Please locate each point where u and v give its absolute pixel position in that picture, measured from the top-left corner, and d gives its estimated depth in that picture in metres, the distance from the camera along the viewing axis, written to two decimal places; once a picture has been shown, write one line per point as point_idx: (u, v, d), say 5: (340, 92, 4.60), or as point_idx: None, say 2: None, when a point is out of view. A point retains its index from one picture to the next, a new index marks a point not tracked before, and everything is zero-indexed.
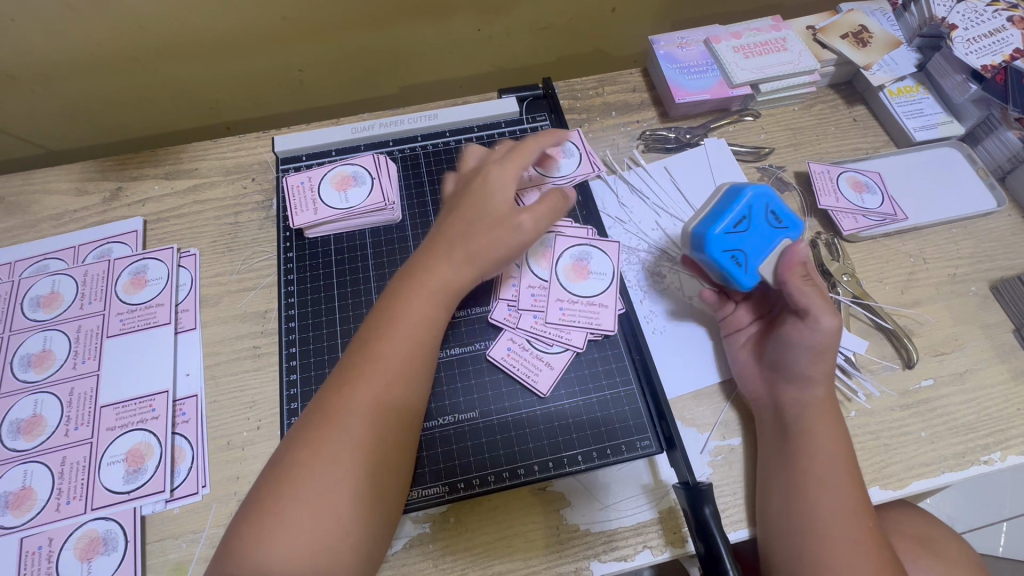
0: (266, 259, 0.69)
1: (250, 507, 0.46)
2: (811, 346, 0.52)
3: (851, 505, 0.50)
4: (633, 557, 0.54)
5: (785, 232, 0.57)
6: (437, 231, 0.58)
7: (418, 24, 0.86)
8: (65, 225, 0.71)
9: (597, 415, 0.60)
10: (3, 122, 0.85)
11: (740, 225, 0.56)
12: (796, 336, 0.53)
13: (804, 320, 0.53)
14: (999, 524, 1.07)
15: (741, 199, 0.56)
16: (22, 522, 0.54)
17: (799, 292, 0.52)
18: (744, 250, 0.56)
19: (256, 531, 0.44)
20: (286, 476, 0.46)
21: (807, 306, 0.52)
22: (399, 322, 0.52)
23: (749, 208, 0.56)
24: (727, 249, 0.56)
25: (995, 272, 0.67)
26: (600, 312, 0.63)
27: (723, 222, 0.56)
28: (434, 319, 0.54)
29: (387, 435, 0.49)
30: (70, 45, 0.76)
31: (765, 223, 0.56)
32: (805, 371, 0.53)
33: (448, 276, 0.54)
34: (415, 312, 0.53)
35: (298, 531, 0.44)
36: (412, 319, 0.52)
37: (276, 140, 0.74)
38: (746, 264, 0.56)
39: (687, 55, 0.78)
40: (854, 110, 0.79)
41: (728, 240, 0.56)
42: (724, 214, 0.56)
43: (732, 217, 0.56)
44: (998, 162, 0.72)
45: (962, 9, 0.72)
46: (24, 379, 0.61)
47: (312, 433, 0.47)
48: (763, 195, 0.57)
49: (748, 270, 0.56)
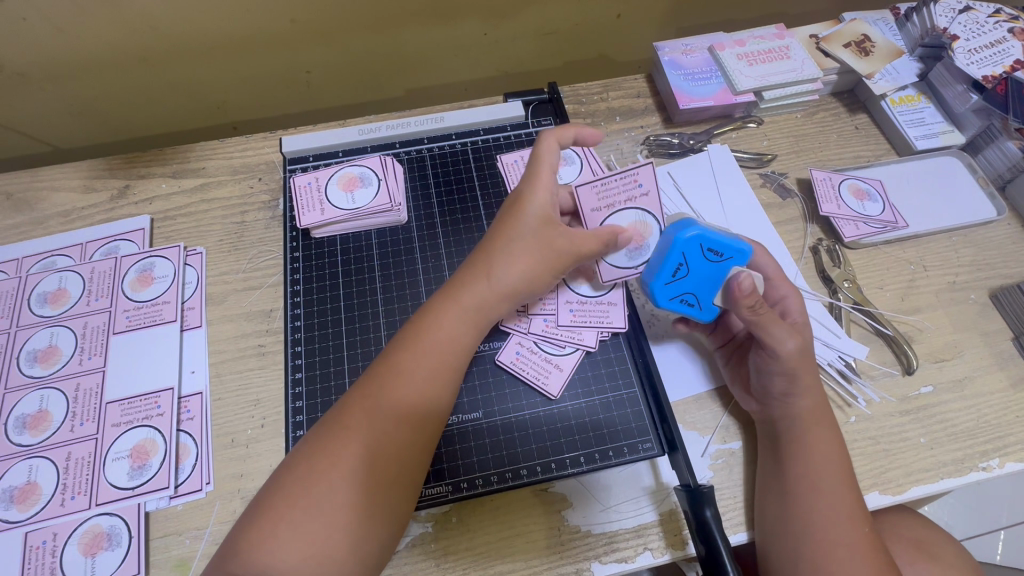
0: (272, 258, 0.69)
1: (243, 523, 0.45)
2: (781, 370, 0.52)
3: (849, 511, 0.51)
4: (634, 558, 0.54)
5: (728, 263, 0.55)
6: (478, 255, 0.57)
7: (426, 28, 0.87)
8: (72, 222, 0.72)
9: (599, 417, 0.60)
10: (12, 121, 0.86)
11: (680, 272, 0.56)
12: (763, 363, 0.54)
13: (765, 349, 0.53)
14: (996, 532, 1.07)
15: (676, 245, 0.55)
16: (27, 516, 0.54)
17: (751, 324, 0.52)
18: (693, 291, 0.56)
19: (263, 549, 0.43)
20: (281, 499, 0.45)
21: (766, 337, 0.51)
22: (413, 354, 0.51)
23: (682, 254, 0.55)
24: (674, 297, 0.57)
25: (995, 280, 0.68)
26: (609, 311, 0.63)
27: (660, 275, 0.56)
28: (450, 351, 0.53)
29: (393, 456, 0.47)
30: (82, 44, 0.76)
31: (702, 262, 0.55)
32: (781, 389, 0.53)
33: (479, 306, 0.54)
34: (432, 348, 0.52)
35: (294, 560, 0.42)
36: (428, 353, 0.51)
37: (284, 141, 0.74)
38: (699, 304, 0.57)
39: (691, 62, 0.79)
40: (855, 118, 0.80)
41: (672, 289, 0.56)
42: (662, 266, 0.56)
43: (670, 267, 0.56)
44: (998, 172, 0.72)
45: (963, 20, 0.73)
46: (30, 374, 0.61)
47: (311, 448, 0.47)
48: (697, 235, 0.55)
49: (703, 306, 0.57)
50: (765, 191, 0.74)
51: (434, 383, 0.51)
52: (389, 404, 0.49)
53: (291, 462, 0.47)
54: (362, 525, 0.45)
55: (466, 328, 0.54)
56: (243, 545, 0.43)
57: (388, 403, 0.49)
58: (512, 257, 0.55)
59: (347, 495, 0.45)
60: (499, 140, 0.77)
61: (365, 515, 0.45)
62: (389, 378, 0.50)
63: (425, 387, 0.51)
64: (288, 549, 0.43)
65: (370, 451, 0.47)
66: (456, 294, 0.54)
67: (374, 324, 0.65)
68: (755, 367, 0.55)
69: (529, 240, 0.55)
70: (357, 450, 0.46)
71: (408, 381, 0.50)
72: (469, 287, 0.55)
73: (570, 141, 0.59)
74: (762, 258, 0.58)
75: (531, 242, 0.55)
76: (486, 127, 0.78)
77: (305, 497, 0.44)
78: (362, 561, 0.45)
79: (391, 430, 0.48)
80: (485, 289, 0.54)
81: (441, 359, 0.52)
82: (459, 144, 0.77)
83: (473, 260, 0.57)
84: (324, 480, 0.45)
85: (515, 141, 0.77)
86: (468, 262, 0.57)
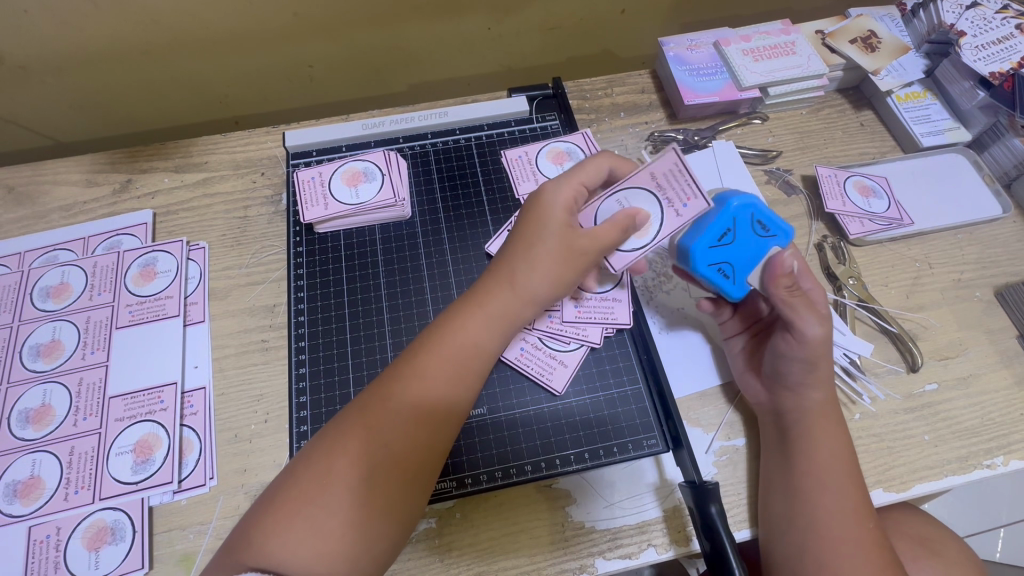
0: (275, 254, 0.69)
1: (249, 520, 0.45)
2: (803, 358, 0.53)
3: (854, 507, 0.51)
4: (637, 555, 0.54)
5: (772, 240, 0.54)
6: (503, 254, 0.57)
7: (429, 23, 0.86)
8: (74, 217, 0.71)
9: (604, 414, 0.60)
10: (13, 114, 0.86)
11: (725, 237, 0.54)
12: (786, 349, 0.53)
13: (791, 332, 0.53)
14: (996, 530, 1.07)
15: (725, 211, 0.53)
16: (31, 510, 0.54)
17: (783, 307, 0.52)
18: (732, 261, 0.54)
19: (268, 551, 0.42)
20: (295, 495, 0.44)
21: (794, 322, 0.52)
22: (433, 354, 0.51)
23: (733, 218, 0.53)
24: (713, 264, 0.54)
25: (1000, 278, 0.68)
26: (614, 307, 0.63)
27: (705, 238, 0.54)
28: (473, 353, 0.52)
29: (404, 457, 0.47)
30: (85, 38, 0.76)
31: (749, 232, 0.54)
32: (798, 379, 0.53)
33: (502, 308, 0.54)
34: (455, 350, 0.52)
35: (299, 560, 0.42)
36: (448, 356, 0.51)
37: (287, 135, 0.74)
38: (734, 276, 0.55)
39: (697, 57, 0.78)
40: (861, 115, 0.79)
41: (714, 254, 0.54)
42: (708, 228, 0.54)
43: (717, 230, 0.54)
44: (1004, 169, 0.72)
45: (971, 16, 0.72)
46: (33, 369, 0.61)
47: (325, 446, 0.47)
48: (749, 203, 0.53)
49: (736, 280, 0.55)
50: (771, 187, 0.74)
51: (454, 386, 0.51)
52: (411, 405, 0.48)
53: (307, 457, 0.47)
54: (377, 525, 0.45)
55: (490, 332, 0.53)
56: (247, 545, 0.43)
57: (411, 404, 0.49)
58: (534, 260, 0.54)
59: (355, 498, 0.44)
60: (503, 135, 0.77)
61: (379, 514, 0.45)
62: (411, 378, 0.50)
63: (447, 388, 0.50)
64: (293, 552, 0.42)
65: (391, 453, 0.46)
66: (480, 297, 0.54)
67: (379, 319, 0.65)
68: (772, 355, 0.55)
69: (555, 241, 0.54)
70: (369, 452, 0.46)
71: (430, 382, 0.50)
72: (490, 291, 0.54)
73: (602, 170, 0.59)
74: None
75: (557, 243, 0.55)
76: (490, 122, 0.78)
77: (320, 495, 0.44)
78: (376, 560, 0.45)
79: (411, 430, 0.48)
80: (507, 291, 0.54)
81: (463, 362, 0.52)
82: (463, 140, 0.77)
83: (497, 265, 0.57)
84: (341, 480, 0.45)
85: (519, 136, 0.77)
86: (491, 265, 0.57)
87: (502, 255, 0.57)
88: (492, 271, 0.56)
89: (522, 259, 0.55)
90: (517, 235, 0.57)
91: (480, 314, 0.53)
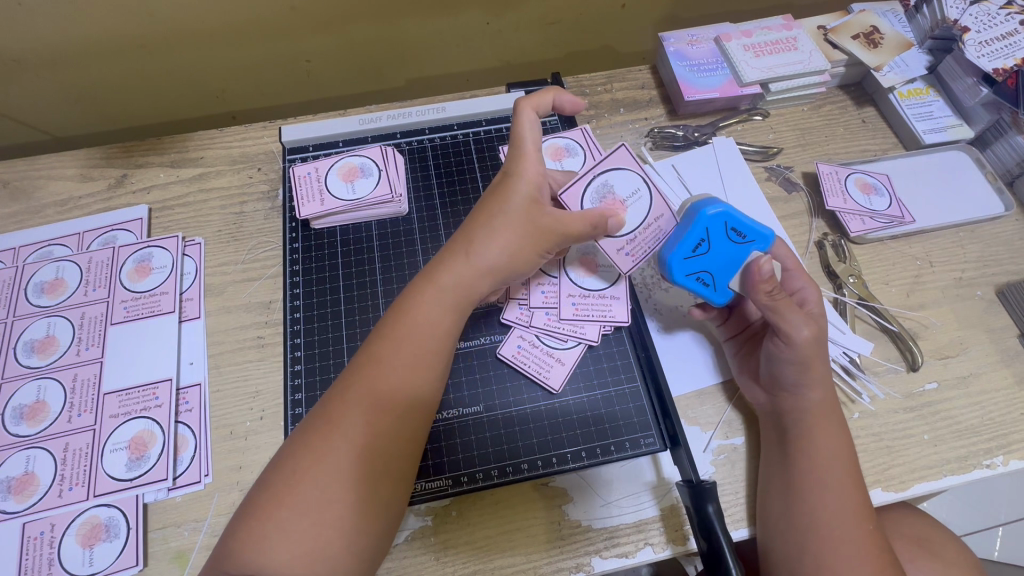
0: (270, 250, 0.69)
1: (239, 521, 0.45)
2: (793, 360, 0.52)
3: (852, 508, 0.50)
4: (633, 553, 0.54)
5: (751, 245, 0.54)
6: (467, 233, 0.56)
7: (428, 17, 0.86)
8: (69, 212, 0.71)
9: (601, 412, 0.60)
10: (7, 108, 0.85)
11: (700, 248, 0.55)
12: (777, 351, 0.53)
13: (779, 336, 0.52)
14: (995, 529, 1.07)
15: (700, 221, 0.54)
16: (24, 507, 0.54)
17: (769, 312, 0.51)
18: (711, 270, 0.55)
19: (256, 554, 0.42)
20: (283, 496, 0.44)
21: (781, 325, 0.51)
22: (396, 338, 0.51)
23: (707, 230, 0.54)
24: (691, 273, 0.56)
25: (1001, 276, 0.67)
26: (612, 304, 0.63)
27: (681, 249, 0.55)
28: (436, 331, 0.52)
29: (382, 450, 0.47)
30: (76, 30, 0.75)
31: (725, 240, 0.54)
32: (793, 381, 0.53)
33: (465, 286, 0.53)
34: (418, 331, 0.51)
35: (285, 559, 0.42)
36: (413, 338, 0.51)
37: (283, 131, 0.73)
38: (714, 284, 0.56)
39: (697, 53, 0.77)
40: (863, 111, 0.79)
41: (690, 265, 0.55)
42: (683, 240, 0.55)
43: (691, 241, 0.55)
44: (1007, 167, 0.71)
45: (975, 11, 0.71)
46: (27, 364, 0.61)
47: (311, 440, 0.46)
48: (724, 212, 0.54)
49: (718, 287, 0.56)
50: (770, 184, 0.74)
51: (419, 369, 0.50)
52: (371, 389, 0.48)
53: (293, 457, 0.46)
54: (367, 524, 0.45)
55: (452, 312, 0.53)
56: (236, 549, 0.43)
57: (381, 394, 0.48)
58: (496, 238, 0.54)
59: (344, 498, 0.44)
60: (501, 131, 0.76)
61: (368, 513, 0.45)
62: (372, 368, 0.49)
63: (411, 367, 0.50)
64: (281, 554, 0.42)
65: (369, 445, 0.46)
66: (440, 273, 0.54)
67: (374, 316, 0.64)
68: (766, 356, 0.54)
69: (520, 224, 0.54)
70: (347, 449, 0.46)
71: (394, 369, 0.49)
72: (449, 267, 0.54)
73: (547, 106, 0.59)
74: (780, 248, 0.57)
75: (513, 216, 0.54)
76: (489, 118, 0.77)
77: (307, 495, 0.44)
78: (367, 559, 0.45)
79: (381, 418, 0.47)
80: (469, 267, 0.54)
81: (416, 338, 0.51)
82: (461, 135, 0.76)
83: (456, 238, 0.56)
84: (324, 477, 0.44)
85: None
86: (450, 242, 0.56)
87: (463, 230, 0.57)
88: (450, 248, 0.56)
89: (486, 241, 0.54)
90: (477, 216, 0.56)
91: (444, 293, 0.53)
